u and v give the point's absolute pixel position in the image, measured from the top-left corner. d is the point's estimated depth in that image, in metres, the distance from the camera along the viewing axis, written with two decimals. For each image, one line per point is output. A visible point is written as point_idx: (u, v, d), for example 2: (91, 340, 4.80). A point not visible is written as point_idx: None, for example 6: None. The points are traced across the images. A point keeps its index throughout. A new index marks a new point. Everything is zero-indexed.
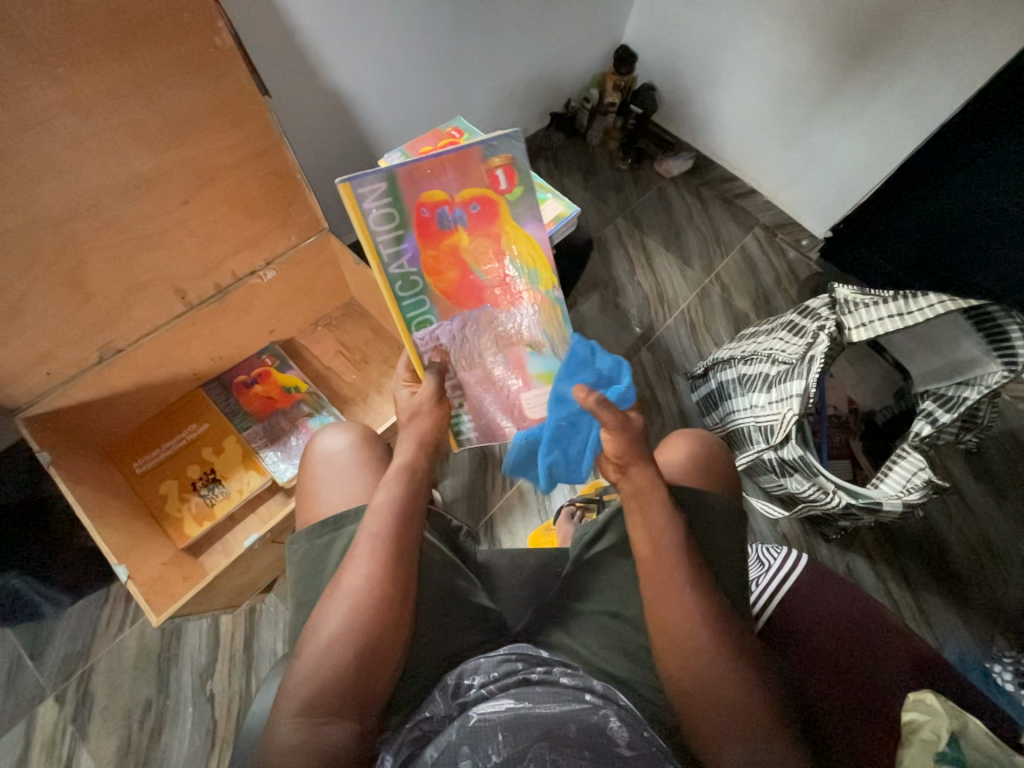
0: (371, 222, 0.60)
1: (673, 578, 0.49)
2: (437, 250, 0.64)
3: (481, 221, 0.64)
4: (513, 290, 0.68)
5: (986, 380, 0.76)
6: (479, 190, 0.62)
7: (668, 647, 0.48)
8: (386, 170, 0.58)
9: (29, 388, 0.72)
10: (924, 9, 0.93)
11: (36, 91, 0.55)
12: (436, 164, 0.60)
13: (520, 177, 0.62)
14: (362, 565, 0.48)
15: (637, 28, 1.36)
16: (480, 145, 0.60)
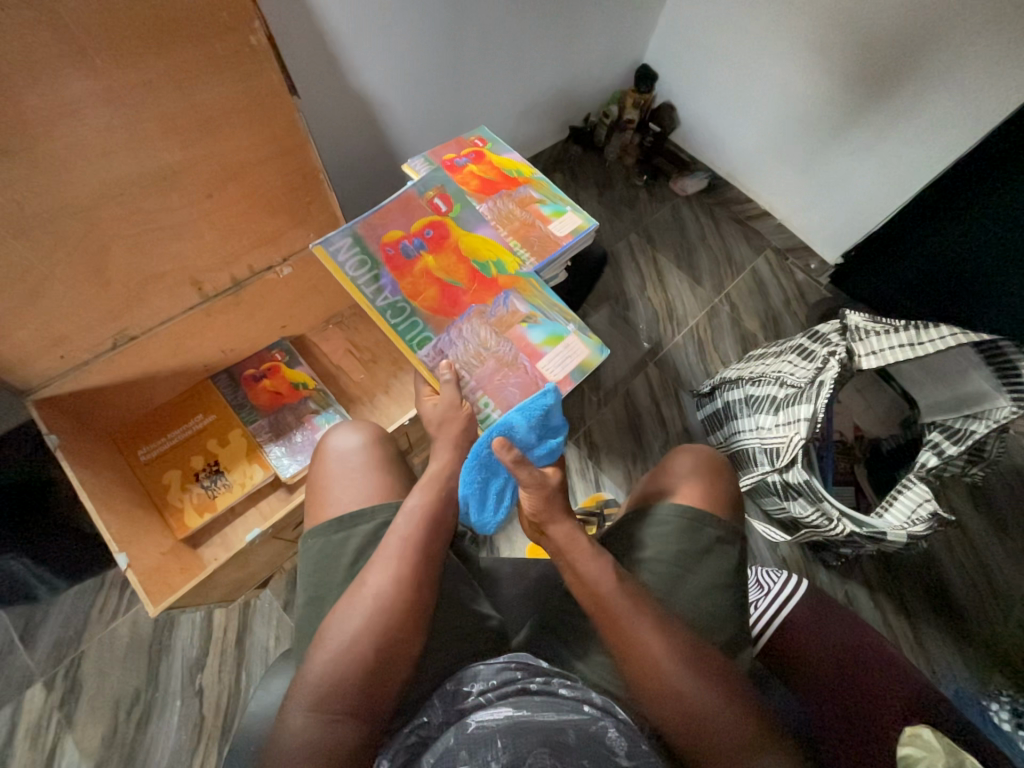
0: (349, 270, 0.69)
1: (630, 613, 0.47)
2: (410, 275, 0.71)
3: (436, 241, 0.73)
4: (488, 281, 0.73)
5: (994, 415, 0.76)
6: (426, 220, 0.75)
7: (643, 686, 0.46)
8: (349, 231, 0.71)
9: (41, 371, 0.72)
10: (945, 46, 0.94)
11: (74, 81, 0.56)
12: (385, 216, 0.73)
13: (450, 200, 0.77)
14: (389, 566, 0.49)
15: (659, 49, 1.38)
16: (412, 190, 0.76)
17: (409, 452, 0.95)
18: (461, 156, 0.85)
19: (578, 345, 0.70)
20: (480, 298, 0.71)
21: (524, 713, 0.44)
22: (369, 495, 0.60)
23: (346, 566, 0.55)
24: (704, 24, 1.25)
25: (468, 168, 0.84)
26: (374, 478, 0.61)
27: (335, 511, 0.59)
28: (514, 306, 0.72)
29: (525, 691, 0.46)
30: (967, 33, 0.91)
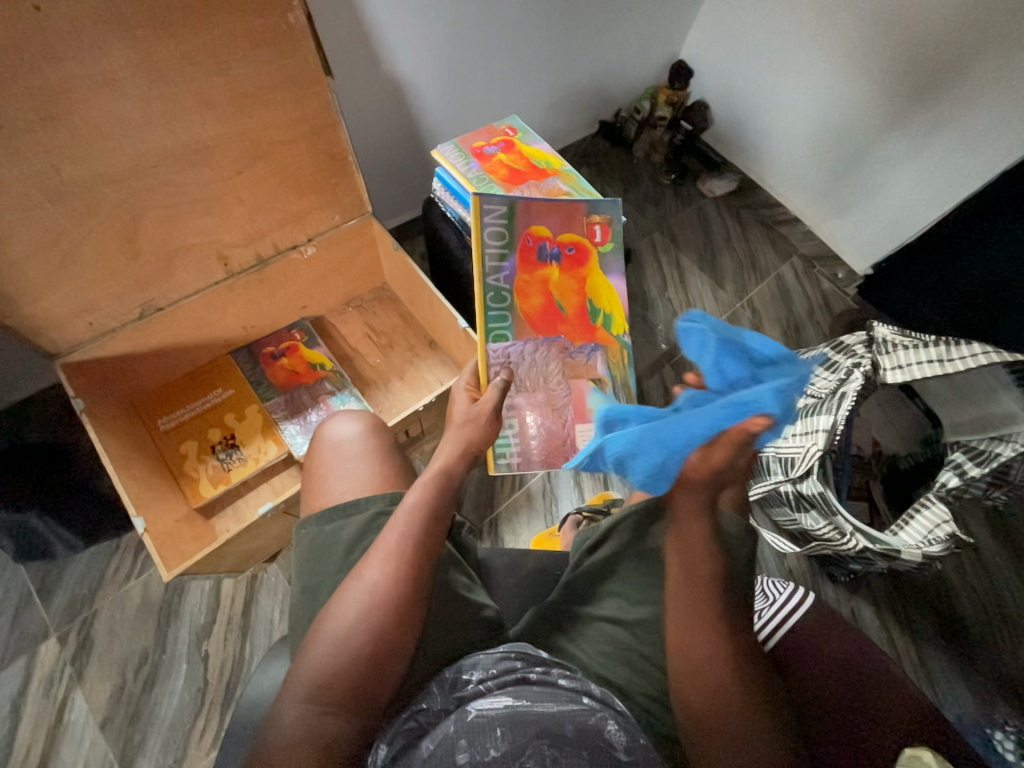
0: (486, 234, 0.76)
1: (702, 613, 0.48)
2: (532, 275, 0.79)
3: (572, 261, 0.82)
4: (589, 326, 0.83)
5: (1022, 438, 0.74)
6: (576, 237, 0.81)
7: (691, 690, 0.47)
8: (510, 201, 0.77)
9: (71, 335, 0.74)
10: (996, 54, 0.91)
11: (115, 51, 0.57)
12: (548, 208, 0.79)
13: (612, 234, 0.83)
14: (385, 562, 0.49)
15: (697, 45, 1.35)
16: (585, 204, 0.81)
17: (419, 440, 0.95)
18: (491, 144, 0.85)
19: None
20: (571, 332, 0.82)
21: (524, 703, 0.44)
22: (364, 485, 0.60)
23: (341, 555, 0.54)
24: (745, 21, 1.23)
25: (497, 157, 0.84)
26: (369, 468, 0.62)
27: (331, 500, 0.60)
28: (593, 362, 0.83)
29: (524, 681, 0.46)
30: (1021, 43, 0.88)
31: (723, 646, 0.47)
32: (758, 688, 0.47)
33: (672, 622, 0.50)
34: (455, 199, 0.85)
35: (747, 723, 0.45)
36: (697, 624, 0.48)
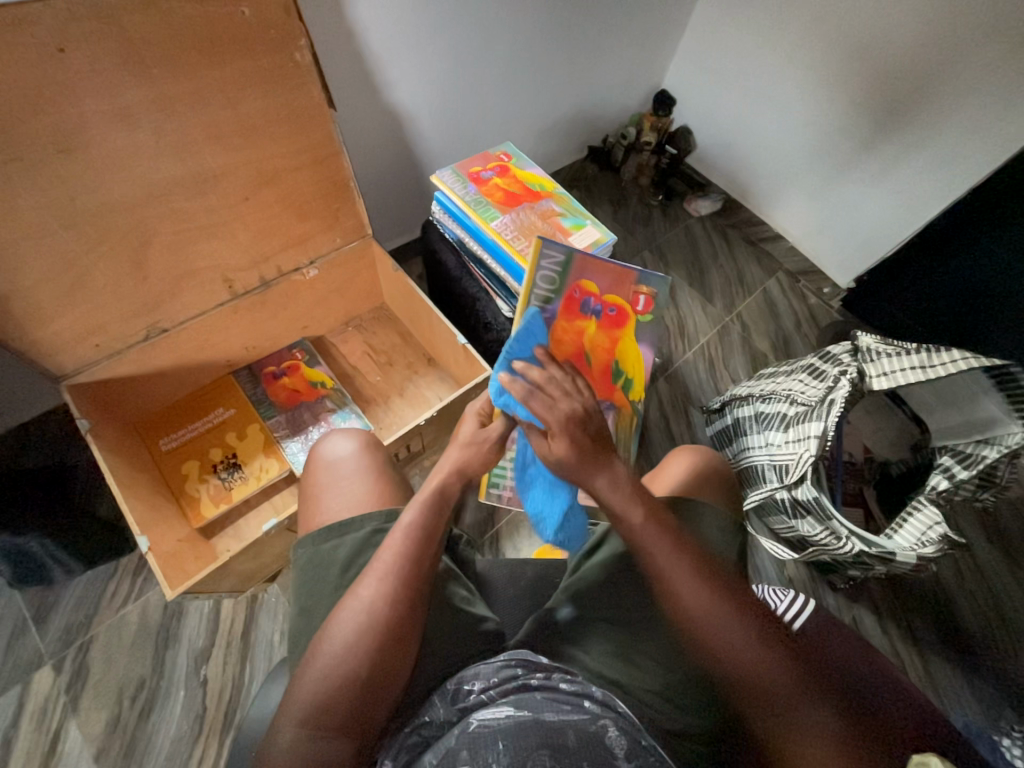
0: (539, 276, 0.72)
1: (678, 568, 0.49)
2: (574, 323, 0.75)
3: (611, 321, 0.78)
4: (609, 384, 0.80)
5: (1005, 439, 0.76)
6: (620, 301, 0.79)
7: (690, 636, 0.48)
8: (570, 252, 0.74)
9: (77, 358, 0.75)
10: (955, 82, 0.98)
11: (131, 89, 0.61)
12: (601, 268, 0.77)
13: (653, 308, 0.81)
14: (381, 581, 0.47)
15: (678, 76, 1.43)
16: (638, 273, 0.79)
17: (419, 456, 0.96)
18: (487, 169, 0.89)
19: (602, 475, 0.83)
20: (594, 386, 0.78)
21: (526, 713, 0.44)
22: (360, 502, 0.61)
23: (338, 572, 0.55)
24: (723, 54, 1.30)
25: (494, 181, 0.88)
26: (364, 485, 0.63)
27: (327, 519, 0.60)
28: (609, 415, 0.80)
29: (527, 688, 0.47)
30: (978, 71, 0.95)
31: (706, 591, 0.48)
32: (746, 608, 0.49)
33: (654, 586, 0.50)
34: (453, 221, 0.89)
35: (751, 649, 0.47)
36: (678, 579, 0.49)
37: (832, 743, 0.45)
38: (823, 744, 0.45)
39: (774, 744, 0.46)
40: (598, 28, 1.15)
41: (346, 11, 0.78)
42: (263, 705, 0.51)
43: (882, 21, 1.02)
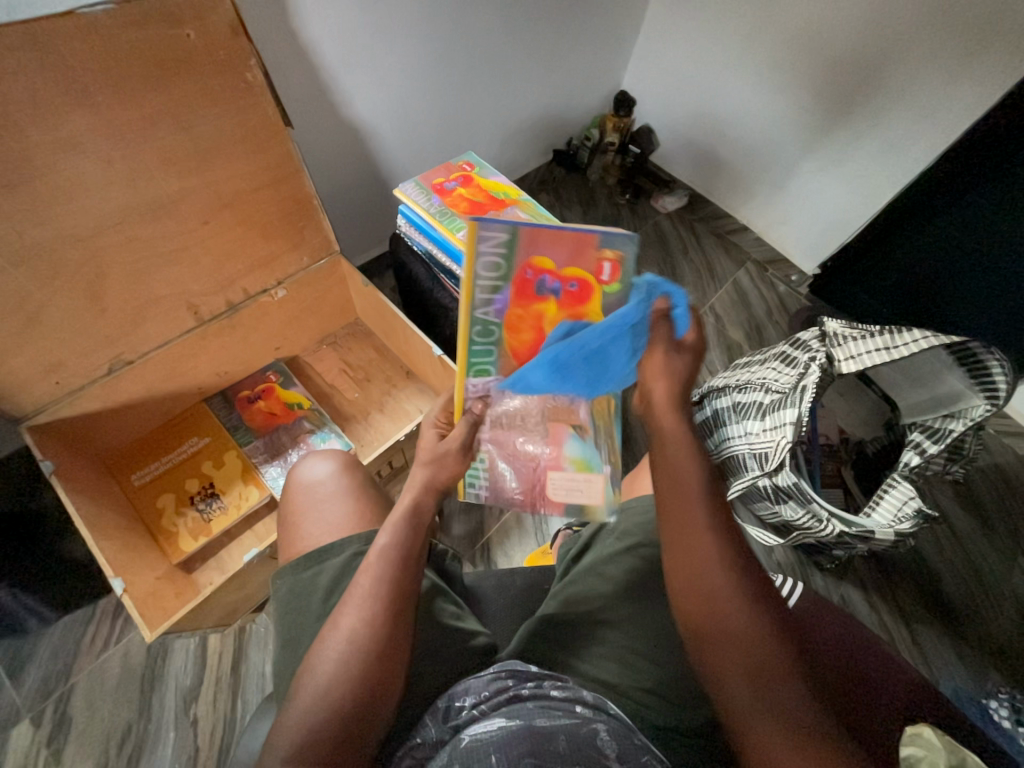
0: (478, 266, 0.55)
1: (692, 516, 0.46)
2: (527, 310, 0.58)
3: (576, 301, 0.57)
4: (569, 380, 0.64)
5: (969, 413, 0.79)
6: (582, 271, 0.56)
7: (686, 586, 0.45)
8: (512, 224, 0.53)
9: (37, 397, 0.73)
10: (898, 70, 1.01)
11: (74, 118, 0.59)
12: (557, 233, 0.54)
13: (625, 273, 0.56)
14: (361, 607, 0.47)
15: (636, 76, 1.45)
16: (599, 232, 0.54)
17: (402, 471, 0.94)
18: (451, 180, 0.89)
19: (597, 487, 0.67)
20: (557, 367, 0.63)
21: (518, 721, 0.43)
22: (337, 527, 0.60)
23: (319, 601, 0.53)
24: (677, 52, 1.33)
25: (458, 191, 0.88)
26: (342, 508, 0.61)
27: (307, 546, 0.59)
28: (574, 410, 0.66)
29: (517, 698, 0.46)
30: (920, 58, 0.98)
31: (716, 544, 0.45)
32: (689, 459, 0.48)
33: (664, 533, 0.48)
34: (420, 233, 0.88)
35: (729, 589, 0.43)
36: (691, 522, 0.46)
37: (787, 725, 0.39)
38: (787, 726, 0.39)
39: (727, 710, 0.41)
40: (553, 34, 1.16)
41: (296, 27, 0.77)
42: (248, 751, 0.49)
43: (825, 17, 1.06)
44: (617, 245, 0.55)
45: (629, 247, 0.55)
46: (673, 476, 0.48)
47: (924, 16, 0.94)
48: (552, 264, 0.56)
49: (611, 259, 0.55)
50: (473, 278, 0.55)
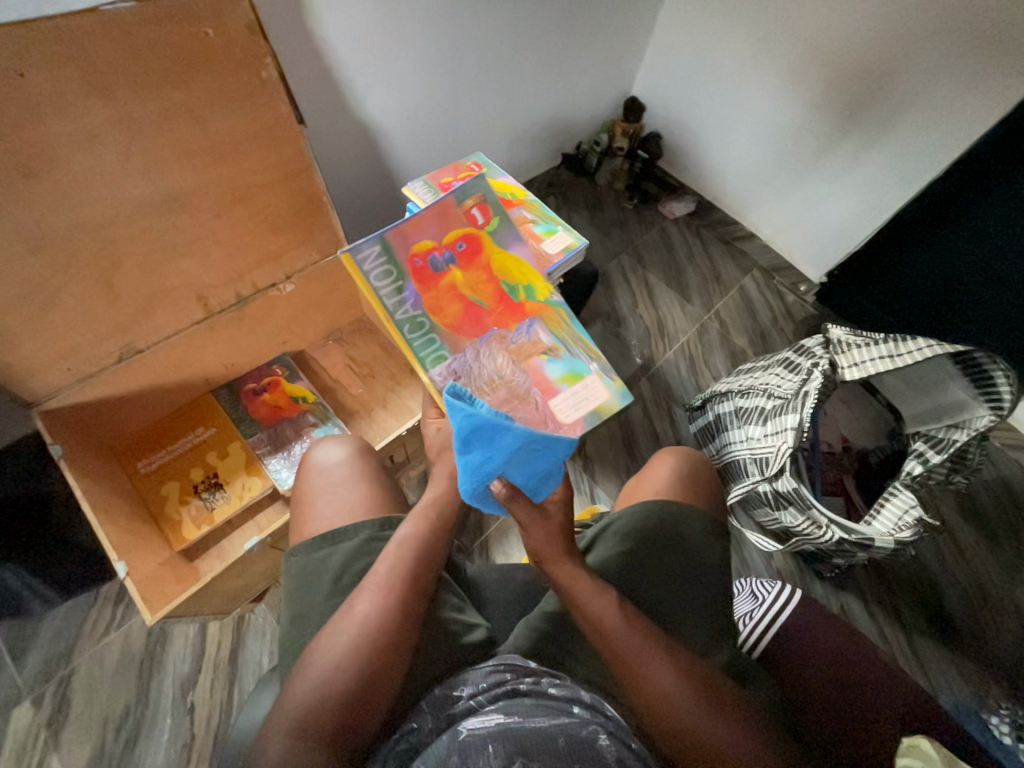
0: (373, 280, 0.67)
1: (641, 657, 0.47)
2: (437, 289, 0.69)
3: (469, 257, 0.71)
4: (515, 306, 0.71)
5: (974, 423, 0.79)
6: (461, 231, 0.72)
7: (664, 736, 0.46)
8: (379, 236, 0.68)
9: (48, 382, 0.74)
10: (907, 81, 1.02)
11: (94, 111, 0.60)
12: (418, 223, 0.70)
13: (492, 210, 0.74)
14: (376, 595, 0.48)
15: (646, 82, 1.47)
16: (451, 196, 0.72)
17: (405, 464, 0.95)
18: (458, 179, 0.90)
19: (598, 386, 0.68)
20: (503, 322, 0.70)
21: (516, 719, 0.43)
22: (351, 509, 0.60)
23: (331, 582, 0.54)
24: (688, 59, 1.34)
25: None
26: (354, 493, 0.61)
27: (317, 528, 0.59)
28: (537, 336, 0.70)
29: (515, 693, 0.46)
30: (929, 70, 0.98)
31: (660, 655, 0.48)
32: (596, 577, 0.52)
33: (622, 688, 0.48)
34: None
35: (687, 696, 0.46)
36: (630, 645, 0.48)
37: None
38: None
39: None
40: (565, 39, 1.18)
41: (313, 28, 0.79)
42: (244, 734, 0.50)
43: (835, 25, 1.06)
44: (469, 193, 0.73)
45: (480, 190, 0.74)
46: (610, 619, 0.49)
47: (934, 27, 0.95)
48: (433, 244, 0.70)
49: (474, 204, 0.73)
50: (377, 292, 0.66)
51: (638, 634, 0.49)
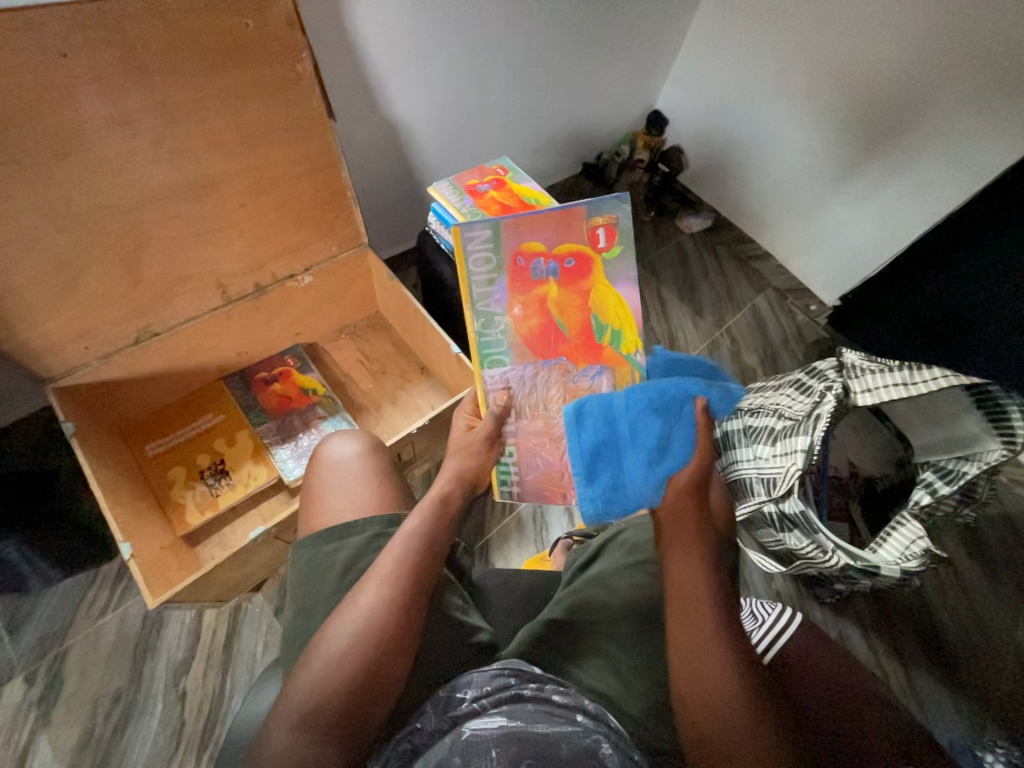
0: (472, 263, 0.64)
1: (701, 617, 0.46)
2: (526, 296, 0.65)
3: (574, 276, 0.64)
4: (594, 345, 0.64)
5: (986, 457, 0.78)
6: (577, 247, 0.63)
7: (697, 700, 0.43)
8: (494, 220, 0.63)
9: (64, 360, 0.75)
10: (933, 112, 1.02)
11: (131, 95, 0.61)
12: (538, 220, 0.63)
13: (621, 237, 0.62)
14: (381, 587, 0.47)
15: (670, 97, 1.47)
16: (584, 206, 0.62)
17: (412, 463, 0.95)
18: (484, 183, 0.91)
19: None
20: (573, 355, 0.65)
21: (518, 723, 0.43)
22: (360, 506, 0.60)
23: (337, 577, 0.54)
24: (714, 77, 1.35)
25: (490, 194, 0.89)
26: (365, 489, 0.61)
27: (327, 522, 0.59)
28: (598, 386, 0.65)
29: (518, 699, 0.45)
30: (955, 102, 0.99)
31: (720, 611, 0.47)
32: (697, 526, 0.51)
33: (671, 640, 0.47)
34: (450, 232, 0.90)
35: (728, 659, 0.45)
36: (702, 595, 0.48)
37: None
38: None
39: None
40: (593, 51, 1.19)
41: (348, 26, 0.80)
42: (243, 726, 0.49)
43: (864, 51, 1.06)
44: (607, 210, 0.62)
45: (619, 211, 0.62)
46: (684, 571, 0.49)
47: (962, 61, 0.95)
48: (542, 247, 0.64)
49: (604, 225, 0.62)
50: (471, 274, 0.64)
51: (713, 600, 0.47)
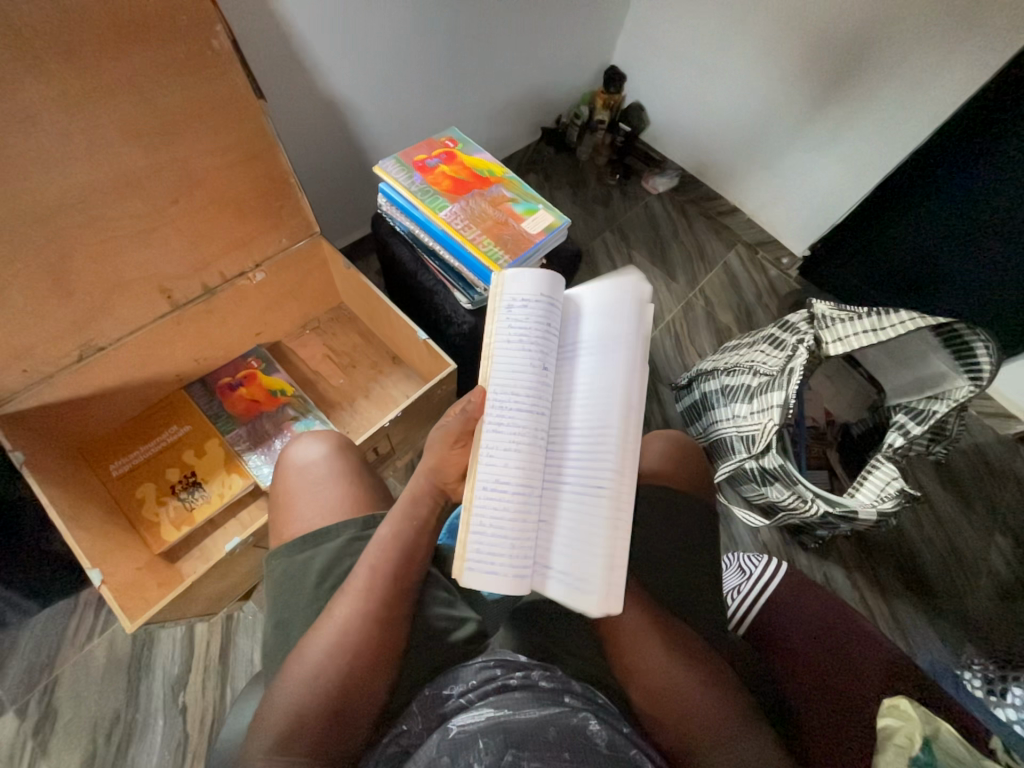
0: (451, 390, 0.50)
1: (640, 633, 0.50)
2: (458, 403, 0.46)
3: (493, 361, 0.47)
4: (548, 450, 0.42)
5: (954, 394, 0.80)
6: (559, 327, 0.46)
7: (647, 705, 0.48)
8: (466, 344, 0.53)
9: (3, 386, 0.70)
10: (891, 45, 0.99)
11: (25, 87, 0.55)
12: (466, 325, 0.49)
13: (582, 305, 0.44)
14: (356, 600, 0.47)
15: (626, 50, 1.41)
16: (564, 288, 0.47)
17: (390, 456, 0.92)
18: (433, 157, 0.86)
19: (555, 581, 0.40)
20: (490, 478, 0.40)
21: (505, 712, 0.43)
22: (332, 509, 0.58)
23: (313, 585, 0.53)
24: (667, 24, 1.29)
25: (441, 169, 0.85)
26: (336, 492, 0.59)
27: (300, 529, 0.57)
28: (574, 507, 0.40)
29: (505, 688, 0.46)
30: (912, 34, 0.96)
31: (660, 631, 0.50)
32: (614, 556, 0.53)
33: (616, 656, 0.50)
34: (402, 213, 0.85)
35: (678, 672, 0.48)
36: (638, 627, 0.50)
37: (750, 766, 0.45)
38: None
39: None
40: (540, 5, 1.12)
41: None
42: (231, 742, 0.49)
43: None
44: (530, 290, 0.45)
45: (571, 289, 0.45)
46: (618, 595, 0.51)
47: None
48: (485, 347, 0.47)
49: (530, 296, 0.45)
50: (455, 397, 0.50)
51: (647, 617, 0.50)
